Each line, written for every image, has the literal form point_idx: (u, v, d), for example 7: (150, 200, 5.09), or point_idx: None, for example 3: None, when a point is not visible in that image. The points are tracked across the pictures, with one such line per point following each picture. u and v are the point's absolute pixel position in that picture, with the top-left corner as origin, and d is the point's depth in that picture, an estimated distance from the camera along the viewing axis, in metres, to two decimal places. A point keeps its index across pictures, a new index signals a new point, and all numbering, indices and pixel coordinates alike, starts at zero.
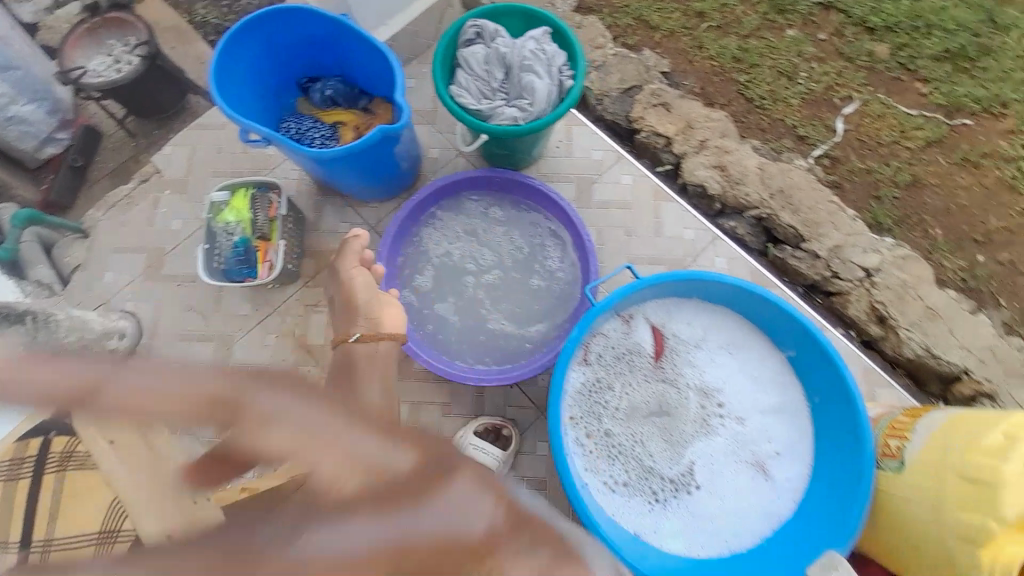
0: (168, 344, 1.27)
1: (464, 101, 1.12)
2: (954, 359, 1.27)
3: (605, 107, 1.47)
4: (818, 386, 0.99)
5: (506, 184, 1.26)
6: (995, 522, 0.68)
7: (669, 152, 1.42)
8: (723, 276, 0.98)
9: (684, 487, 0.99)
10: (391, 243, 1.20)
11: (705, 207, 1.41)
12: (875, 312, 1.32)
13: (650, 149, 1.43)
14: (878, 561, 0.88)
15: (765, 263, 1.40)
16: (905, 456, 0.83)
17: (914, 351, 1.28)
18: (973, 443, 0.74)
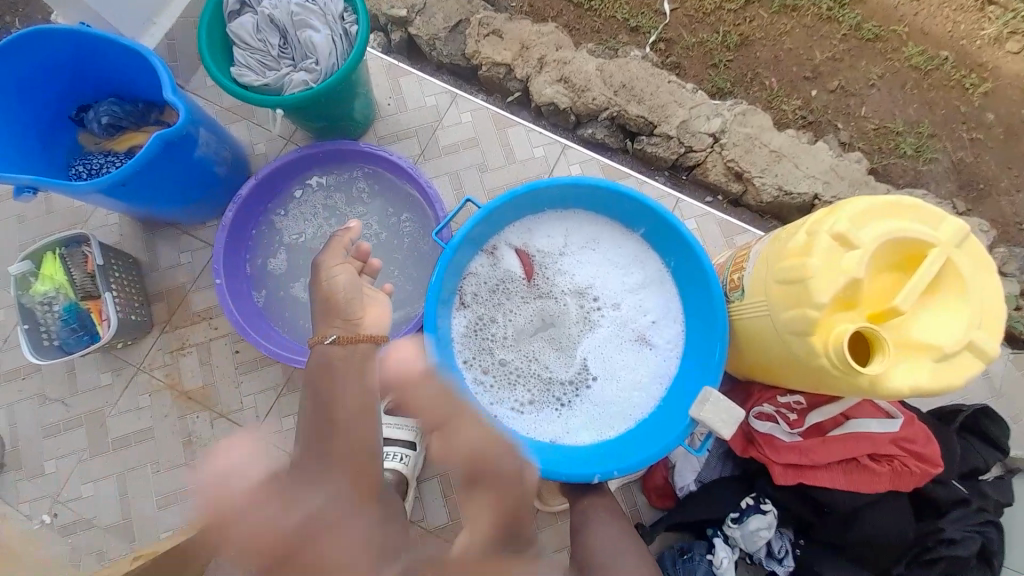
0: (36, 445, 1.12)
1: (248, 78, 1.01)
2: (806, 191, 1.31)
3: (441, 52, 1.37)
4: (671, 253, 1.05)
5: (329, 155, 1.16)
6: (814, 309, 0.75)
7: (514, 79, 1.35)
8: (556, 180, 0.99)
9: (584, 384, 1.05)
10: (229, 256, 1.10)
11: (563, 123, 1.37)
12: (732, 170, 1.33)
13: (495, 82, 1.36)
14: (764, 382, 0.96)
15: (629, 159, 1.38)
16: (745, 283, 0.90)
17: (771, 196, 1.32)
18: (787, 250, 0.80)
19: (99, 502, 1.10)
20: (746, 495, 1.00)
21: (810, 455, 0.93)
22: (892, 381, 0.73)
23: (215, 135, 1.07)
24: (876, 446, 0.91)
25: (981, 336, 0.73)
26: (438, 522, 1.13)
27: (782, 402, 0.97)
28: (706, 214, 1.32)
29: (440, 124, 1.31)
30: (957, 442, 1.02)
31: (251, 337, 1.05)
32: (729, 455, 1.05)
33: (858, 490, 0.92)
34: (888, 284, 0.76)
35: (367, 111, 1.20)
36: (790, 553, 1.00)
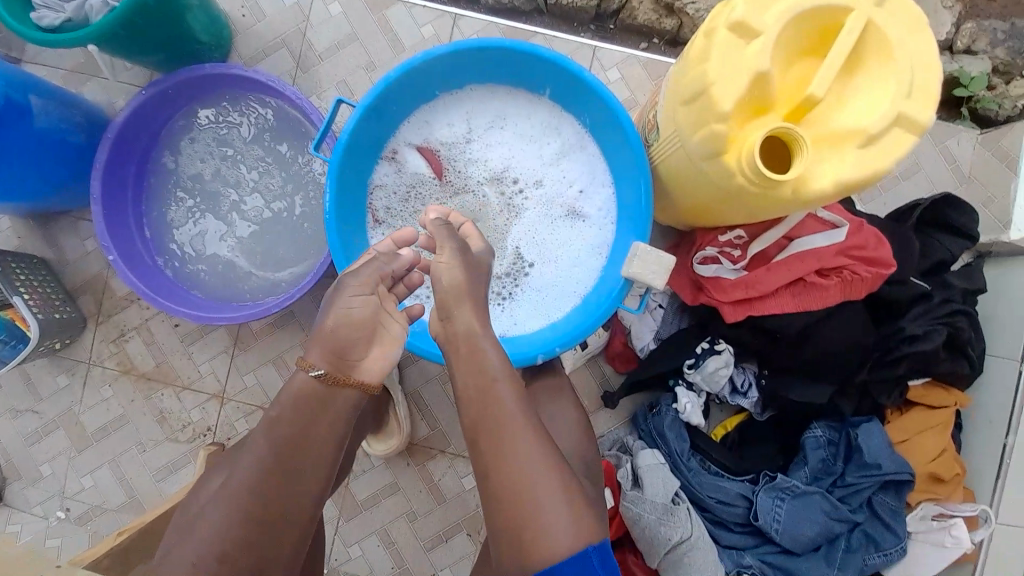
0: (25, 454, 1.15)
1: (50, 18, 0.85)
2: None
3: None
4: (584, 108, 0.93)
5: (189, 89, 1.00)
6: (719, 123, 0.66)
7: None
8: (431, 51, 0.86)
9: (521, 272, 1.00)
10: (116, 227, 0.99)
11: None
12: (661, 3, 1.11)
13: None
14: (704, 224, 0.89)
15: (545, 20, 1.16)
16: (659, 120, 0.80)
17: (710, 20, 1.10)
18: (688, 64, 0.70)
19: (102, 489, 1.15)
20: (702, 340, 0.98)
21: (756, 285, 0.88)
22: (816, 183, 0.65)
23: (60, 101, 0.94)
24: (823, 260, 0.86)
25: (911, 107, 0.64)
26: (419, 436, 1.16)
27: (723, 241, 0.90)
28: (627, 58, 1.14)
29: (309, 25, 1.12)
30: (916, 239, 0.95)
31: (161, 303, 0.96)
32: (684, 308, 1.02)
33: (809, 309, 0.88)
34: (803, 73, 0.66)
35: (216, 27, 1.04)
36: (754, 385, 1.00)
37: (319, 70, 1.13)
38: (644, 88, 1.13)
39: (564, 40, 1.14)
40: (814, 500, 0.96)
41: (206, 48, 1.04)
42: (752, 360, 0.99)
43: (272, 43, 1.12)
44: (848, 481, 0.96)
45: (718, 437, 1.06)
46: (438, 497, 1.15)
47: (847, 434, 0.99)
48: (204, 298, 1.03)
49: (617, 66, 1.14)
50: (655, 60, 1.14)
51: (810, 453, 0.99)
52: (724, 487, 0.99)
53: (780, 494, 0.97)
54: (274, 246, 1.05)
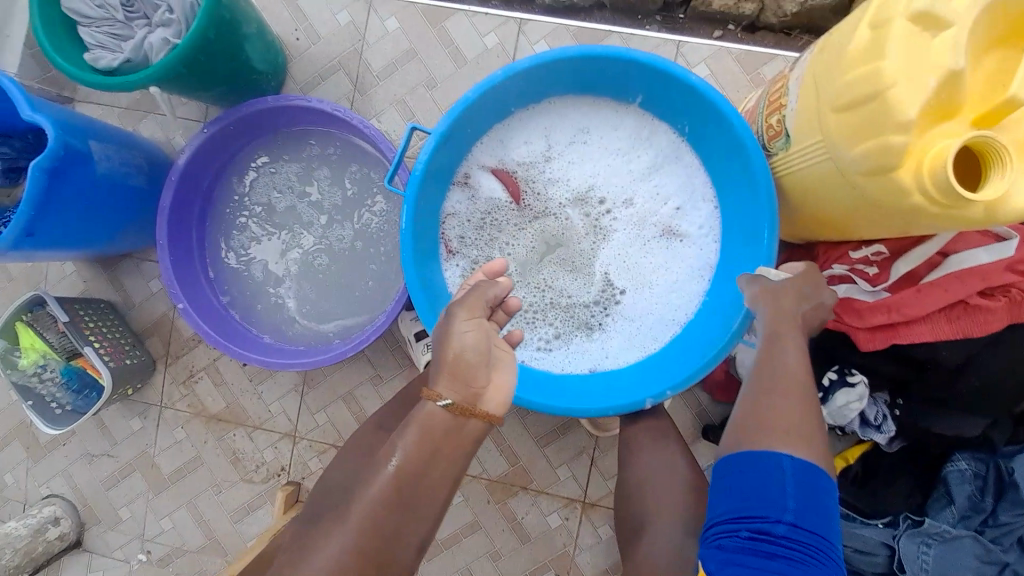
0: (104, 497, 1.14)
1: (107, 59, 0.80)
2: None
3: None
4: (684, 115, 0.82)
5: (250, 121, 0.93)
6: (898, 134, 0.54)
7: None
8: (514, 64, 0.76)
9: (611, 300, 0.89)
10: (179, 268, 0.93)
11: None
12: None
13: None
14: (831, 238, 0.77)
15: (606, 14, 1.04)
16: (790, 126, 0.68)
17: (797, 4, 0.95)
18: (845, 61, 0.58)
19: (181, 531, 1.13)
20: (827, 369, 0.86)
21: (902, 310, 0.76)
22: (1019, 201, 0.53)
23: (119, 143, 0.90)
24: (989, 280, 0.73)
25: None
26: (498, 472, 1.09)
27: (857, 258, 0.79)
28: (717, 51, 1.01)
29: (365, 44, 1.04)
30: None
31: (233, 349, 0.91)
32: (800, 331, 0.91)
33: (969, 335, 0.75)
34: (1001, 67, 0.53)
35: (271, 57, 0.97)
36: (889, 417, 0.87)
37: (379, 89, 1.05)
38: (738, 86, 1.00)
39: (644, 39, 1.02)
40: (964, 544, 0.85)
41: (262, 77, 0.97)
42: (884, 388, 0.88)
43: (327, 66, 1.04)
44: (1002, 521, 0.86)
45: (839, 471, 0.95)
46: (523, 536, 1.08)
47: (996, 467, 0.88)
48: (273, 342, 0.97)
49: (705, 62, 1.01)
50: (750, 52, 1.00)
51: (955, 489, 0.88)
52: (861, 535, 0.90)
53: (926, 539, 0.86)
54: (346, 284, 0.98)
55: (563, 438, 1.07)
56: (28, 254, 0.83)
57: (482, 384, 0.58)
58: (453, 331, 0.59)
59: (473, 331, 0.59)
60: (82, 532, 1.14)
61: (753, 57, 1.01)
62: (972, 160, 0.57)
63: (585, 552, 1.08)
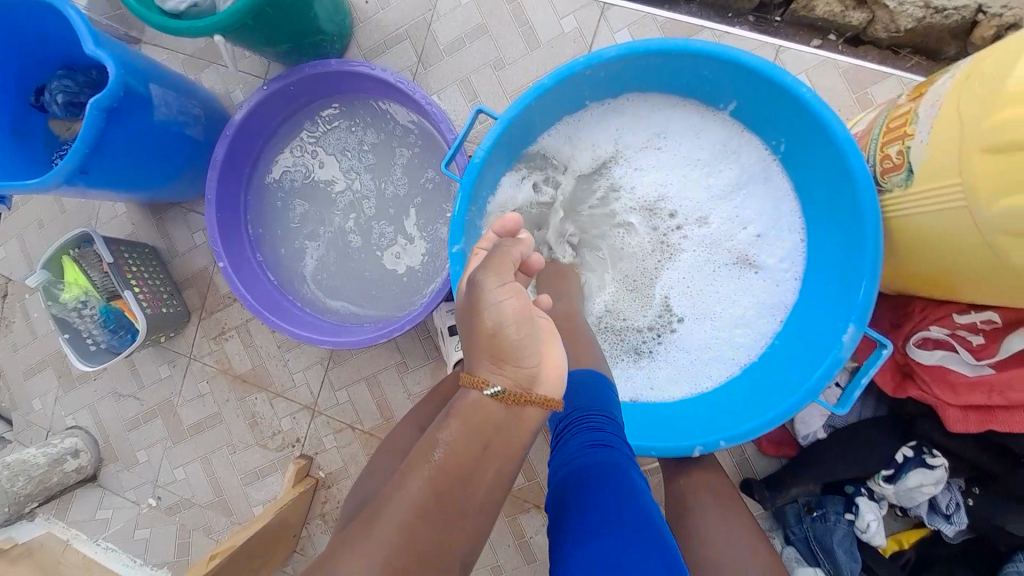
0: (125, 438, 1.16)
1: (175, 2, 0.77)
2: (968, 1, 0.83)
3: None
4: (782, 131, 0.73)
5: (314, 82, 0.90)
6: None
7: None
8: (601, 52, 0.68)
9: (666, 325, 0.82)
10: (224, 228, 0.90)
11: None
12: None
13: None
14: (932, 297, 0.68)
15: (693, 10, 0.95)
16: (914, 161, 0.59)
17: (914, 20, 0.85)
18: (999, 94, 0.48)
19: (193, 484, 1.14)
20: (902, 445, 0.76)
21: (1006, 393, 0.67)
22: None
23: (178, 90, 0.88)
24: None
25: None
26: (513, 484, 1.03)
27: (962, 322, 0.68)
28: (820, 63, 0.91)
29: (435, 14, 0.99)
30: None
31: (267, 317, 0.88)
32: (871, 391, 0.81)
33: None
34: None
35: (340, 18, 0.93)
36: (961, 508, 0.77)
37: (444, 64, 1.00)
38: (838, 105, 0.90)
39: (739, 39, 0.93)
40: None
41: (326, 39, 0.94)
42: (962, 473, 0.77)
43: (394, 34, 1.00)
44: None
45: (889, 554, 0.85)
46: (529, 555, 1.03)
47: None
48: (306, 313, 0.95)
49: (806, 73, 0.91)
50: (860, 67, 0.90)
51: None
52: None
53: None
54: (389, 263, 0.95)
55: None
56: (80, 192, 0.83)
57: (534, 364, 0.53)
58: (485, 298, 0.52)
59: (512, 300, 0.52)
60: (99, 467, 1.17)
61: (858, 74, 0.90)
62: None
63: None
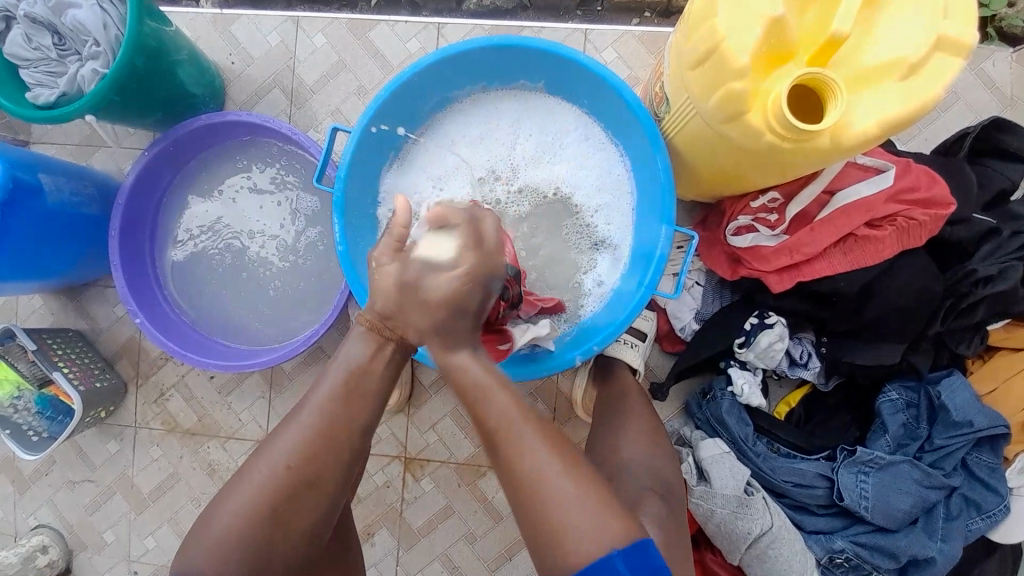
0: (88, 522, 1.17)
1: (46, 95, 0.86)
2: None
3: None
4: (585, 92, 0.89)
5: (188, 139, 1.00)
6: (737, 80, 0.61)
7: None
8: (420, 60, 0.82)
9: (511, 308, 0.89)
10: (133, 287, 0.98)
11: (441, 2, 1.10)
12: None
13: None
14: (731, 192, 0.83)
15: (530, 11, 1.09)
16: (667, 89, 0.76)
17: None
18: (691, 23, 0.65)
19: (165, 547, 1.16)
20: (750, 315, 0.92)
21: (802, 250, 0.83)
22: (857, 126, 0.60)
23: (69, 175, 0.94)
24: (873, 210, 0.80)
25: (950, 26, 0.59)
26: (466, 455, 1.12)
27: (758, 207, 0.85)
28: (621, 35, 1.08)
29: (296, 60, 1.10)
30: (971, 171, 0.87)
31: (190, 358, 0.96)
32: (724, 283, 0.96)
33: (865, 264, 0.82)
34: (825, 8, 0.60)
35: (207, 80, 1.03)
36: (815, 355, 0.92)
37: (313, 103, 1.11)
38: (644, 63, 1.07)
39: (553, 30, 1.08)
40: (902, 470, 0.88)
41: (199, 100, 1.04)
42: (808, 328, 0.92)
43: (264, 85, 1.11)
44: (938, 445, 0.88)
45: (783, 416, 0.98)
46: (495, 515, 1.11)
47: (927, 394, 0.90)
48: (232, 348, 1.03)
49: (612, 46, 1.08)
50: (651, 33, 1.07)
51: (888, 419, 0.90)
52: (799, 469, 0.92)
53: (863, 468, 0.89)
54: (299, 285, 1.05)
55: None
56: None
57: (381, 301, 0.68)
58: None
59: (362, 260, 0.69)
60: (71, 559, 1.17)
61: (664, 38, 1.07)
62: (819, 97, 0.64)
63: None
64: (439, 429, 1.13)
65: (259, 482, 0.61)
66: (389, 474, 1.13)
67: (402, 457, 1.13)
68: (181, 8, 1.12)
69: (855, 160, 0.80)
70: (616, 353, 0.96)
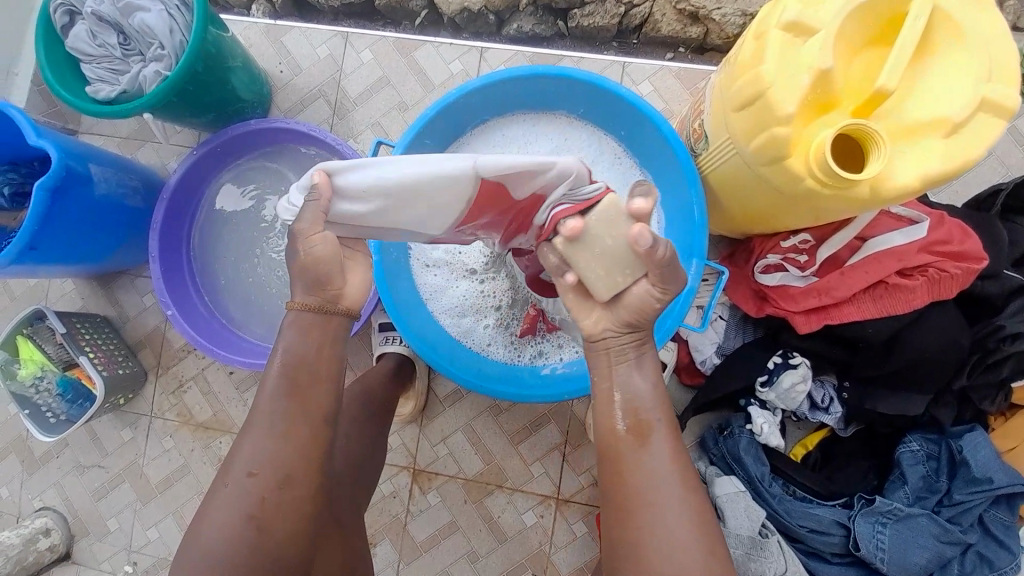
0: (94, 509, 1.17)
1: (106, 91, 0.89)
2: None
3: None
4: (622, 123, 0.91)
5: (235, 141, 1.03)
6: (781, 126, 0.62)
7: None
8: (465, 85, 0.85)
9: (492, 322, 0.96)
10: (166, 280, 1.00)
11: (485, 27, 1.14)
12: (684, 13, 1.06)
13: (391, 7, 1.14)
14: (764, 231, 0.84)
15: (569, 39, 1.13)
16: (707, 128, 0.78)
17: (738, 26, 1.05)
18: (737, 68, 0.67)
19: (166, 541, 1.16)
20: (772, 354, 0.91)
21: (831, 293, 0.83)
22: (898, 179, 0.61)
23: (116, 167, 0.97)
24: (904, 259, 0.81)
25: (996, 89, 0.60)
26: (474, 472, 1.12)
27: (787, 247, 0.86)
28: (658, 70, 1.11)
29: (342, 73, 1.14)
30: (1001, 227, 0.87)
31: (215, 353, 0.97)
32: (748, 319, 0.96)
33: (894, 312, 0.82)
34: (868, 67, 0.62)
35: (256, 86, 1.07)
36: (836, 400, 0.91)
37: (355, 114, 1.14)
38: (679, 99, 1.10)
39: (592, 61, 1.12)
40: (921, 524, 0.86)
41: (248, 105, 1.08)
42: (831, 371, 0.92)
43: (308, 93, 1.15)
44: (957, 500, 0.86)
45: (799, 458, 0.97)
46: (500, 536, 1.10)
47: (948, 447, 0.89)
48: (256, 345, 1.05)
49: (648, 80, 1.11)
50: (688, 70, 1.10)
51: (908, 470, 0.89)
52: (815, 515, 0.90)
53: (880, 519, 0.88)
54: None
55: (534, 434, 1.11)
56: (36, 267, 0.91)
57: None
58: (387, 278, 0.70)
59: None
60: (73, 544, 1.17)
61: (700, 77, 1.10)
62: (859, 149, 0.65)
63: (562, 551, 1.09)
64: (449, 444, 1.13)
65: (286, 482, 0.62)
66: (396, 484, 1.13)
67: (410, 468, 1.13)
68: (235, 16, 1.17)
69: (888, 209, 0.82)
70: None
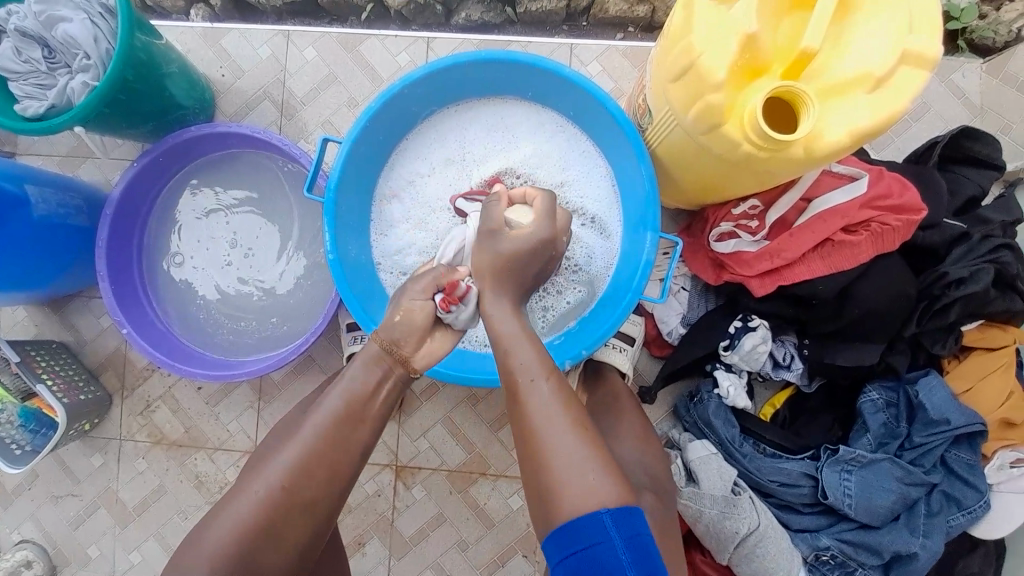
0: (72, 538, 1.14)
1: (34, 107, 0.85)
2: None
3: None
4: (567, 101, 0.91)
5: (178, 150, 1.00)
6: (715, 92, 0.63)
7: None
8: (408, 75, 0.84)
9: None
10: (120, 297, 0.97)
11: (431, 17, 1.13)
12: None
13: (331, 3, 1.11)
14: (716, 199, 0.86)
15: (518, 26, 1.12)
16: (650, 102, 0.78)
17: None
18: (669, 40, 0.68)
19: (150, 562, 1.14)
20: (734, 318, 0.94)
21: (782, 255, 0.86)
22: (830, 136, 0.63)
23: (56, 185, 0.94)
24: (849, 216, 0.83)
25: (915, 41, 0.62)
26: (457, 462, 1.12)
27: (738, 213, 0.88)
28: (606, 50, 1.11)
29: (287, 73, 1.11)
30: (941, 178, 0.91)
31: (178, 367, 0.95)
32: (709, 288, 0.98)
33: (842, 269, 0.85)
34: (793, 28, 0.63)
35: (196, 92, 1.04)
36: (797, 357, 0.94)
37: (304, 114, 1.12)
38: (629, 76, 1.10)
39: (540, 45, 1.11)
40: (884, 468, 0.90)
41: (190, 112, 1.05)
42: (790, 331, 0.95)
43: (254, 96, 1.12)
44: (917, 442, 0.90)
45: (768, 417, 1.00)
46: (487, 522, 1.11)
47: (906, 393, 0.93)
48: (222, 357, 1.03)
49: (596, 60, 1.11)
50: (635, 48, 1.10)
51: (869, 419, 0.93)
52: (785, 469, 0.94)
53: (846, 467, 0.91)
54: (281, 292, 1.05)
55: None
56: None
57: None
58: None
59: None
60: None
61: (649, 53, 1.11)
62: (792, 110, 0.67)
63: None
64: (429, 436, 1.13)
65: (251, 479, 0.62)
66: (381, 483, 1.12)
67: (393, 466, 1.13)
68: (172, 22, 1.13)
69: (829, 168, 0.84)
70: (606, 358, 0.97)
